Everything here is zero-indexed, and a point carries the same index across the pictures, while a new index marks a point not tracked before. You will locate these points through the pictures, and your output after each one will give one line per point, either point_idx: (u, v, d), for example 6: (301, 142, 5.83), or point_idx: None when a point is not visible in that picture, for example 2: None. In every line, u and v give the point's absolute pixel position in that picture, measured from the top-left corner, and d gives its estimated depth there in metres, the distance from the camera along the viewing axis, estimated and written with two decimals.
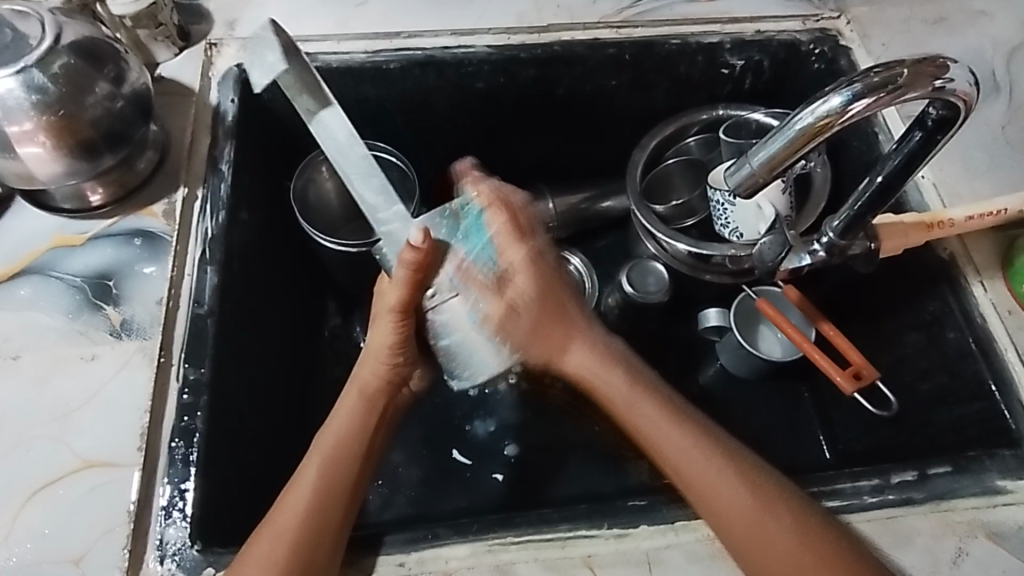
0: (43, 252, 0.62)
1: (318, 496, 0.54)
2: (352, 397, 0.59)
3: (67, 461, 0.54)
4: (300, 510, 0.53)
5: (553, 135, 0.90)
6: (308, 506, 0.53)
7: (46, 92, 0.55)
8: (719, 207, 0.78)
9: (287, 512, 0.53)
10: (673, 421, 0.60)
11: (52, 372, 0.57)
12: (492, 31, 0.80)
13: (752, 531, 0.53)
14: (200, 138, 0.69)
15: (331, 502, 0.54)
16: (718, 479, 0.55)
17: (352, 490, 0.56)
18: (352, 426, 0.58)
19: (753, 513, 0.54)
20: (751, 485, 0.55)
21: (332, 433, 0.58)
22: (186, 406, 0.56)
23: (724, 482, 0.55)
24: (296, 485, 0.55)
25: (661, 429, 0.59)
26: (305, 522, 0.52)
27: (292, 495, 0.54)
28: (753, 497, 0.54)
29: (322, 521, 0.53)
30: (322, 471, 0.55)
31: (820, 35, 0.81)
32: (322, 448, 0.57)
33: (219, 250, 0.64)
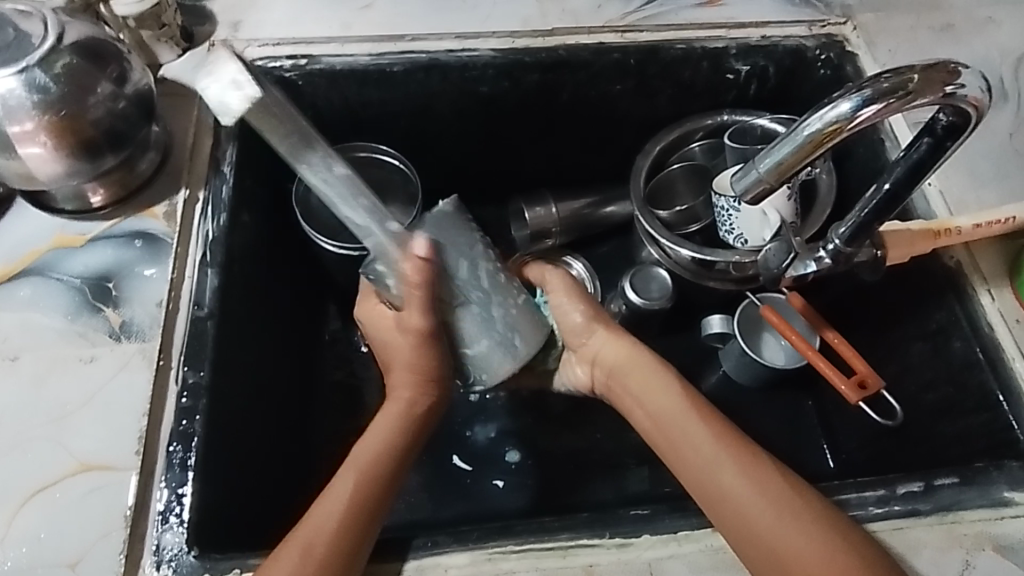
0: (43, 252, 0.62)
1: (347, 510, 0.52)
2: (392, 407, 0.60)
3: (65, 464, 0.53)
4: (331, 523, 0.51)
5: (557, 139, 0.90)
6: (337, 521, 0.51)
7: (48, 91, 0.55)
8: (723, 213, 0.78)
9: (310, 532, 0.51)
10: (737, 453, 0.55)
11: (51, 374, 0.57)
12: (497, 35, 0.79)
13: (780, 556, 0.50)
14: (202, 140, 0.69)
15: (357, 516, 0.52)
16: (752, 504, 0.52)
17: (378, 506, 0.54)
18: (387, 438, 0.58)
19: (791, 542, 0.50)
20: (823, 526, 0.51)
21: (366, 446, 0.57)
22: (185, 410, 0.56)
23: (763, 511, 0.52)
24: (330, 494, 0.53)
25: (723, 468, 0.54)
26: (325, 539, 0.50)
27: (315, 518, 0.52)
28: (796, 524, 0.51)
29: (355, 531, 0.52)
30: (356, 481, 0.54)
31: (826, 42, 0.81)
32: (356, 459, 0.56)
33: (219, 252, 0.64)
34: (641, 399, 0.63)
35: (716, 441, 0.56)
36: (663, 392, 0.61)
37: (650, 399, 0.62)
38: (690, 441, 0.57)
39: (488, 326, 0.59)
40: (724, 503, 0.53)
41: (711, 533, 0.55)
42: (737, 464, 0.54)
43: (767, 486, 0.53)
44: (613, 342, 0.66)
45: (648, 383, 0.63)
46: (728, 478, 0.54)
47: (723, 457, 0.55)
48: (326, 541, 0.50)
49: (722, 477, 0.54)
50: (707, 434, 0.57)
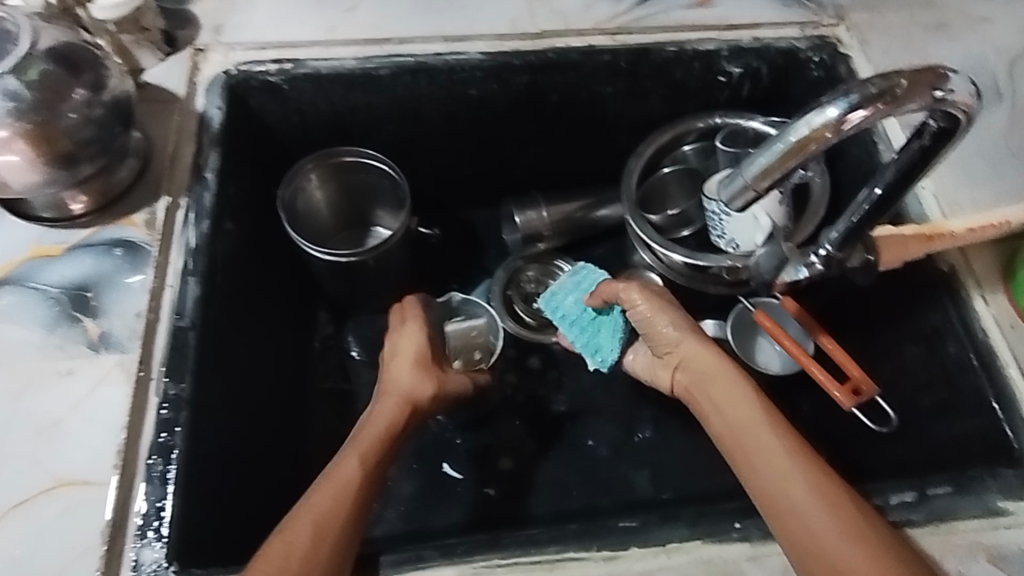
0: (20, 263, 0.61)
1: (344, 492, 0.53)
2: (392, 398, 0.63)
3: (41, 480, 0.52)
4: (329, 511, 0.51)
5: (547, 142, 0.89)
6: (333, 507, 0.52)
7: (22, 99, 0.54)
8: (714, 217, 0.76)
9: (318, 514, 0.51)
10: (823, 490, 0.51)
11: (29, 387, 0.55)
12: (484, 38, 0.78)
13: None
14: (184, 147, 0.68)
15: (350, 512, 0.52)
16: (824, 527, 0.50)
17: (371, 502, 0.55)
18: (390, 427, 0.60)
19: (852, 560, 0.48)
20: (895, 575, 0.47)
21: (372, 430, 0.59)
22: (165, 422, 0.55)
23: (832, 530, 0.49)
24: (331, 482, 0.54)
25: (799, 501, 0.51)
26: (324, 524, 0.51)
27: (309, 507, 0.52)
28: (858, 541, 0.48)
29: (355, 523, 0.52)
30: (362, 462, 0.56)
31: (818, 43, 0.80)
32: (363, 440, 0.58)
33: (202, 260, 0.63)
34: (716, 405, 0.60)
35: (790, 453, 0.54)
36: (743, 405, 0.58)
37: (721, 405, 0.59)
38: (759, 449, 0.55)
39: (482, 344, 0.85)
40: (789, 519, 0.51)
41: (701, 545, 0.54)
42: (811, 480, 0.52)
43: (844, 524, 0.49)
44: (686, 341, 0.65)
45: (727, 394, 0.59)
46: (794, 492, 0.51)
47: (792, 467, 0.53)
48: (334, 531, 0.51)
49: (798, 510, 0.51)
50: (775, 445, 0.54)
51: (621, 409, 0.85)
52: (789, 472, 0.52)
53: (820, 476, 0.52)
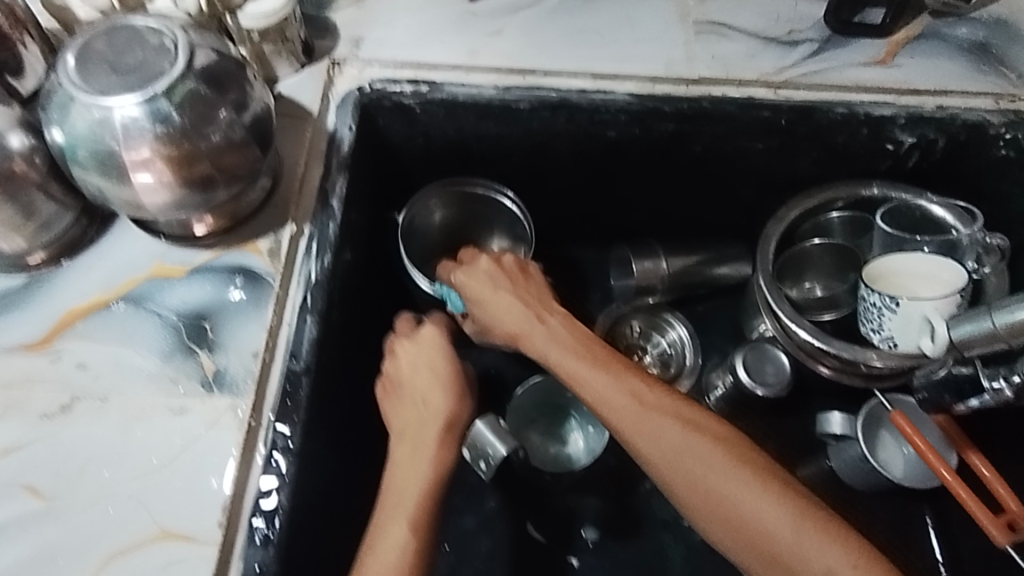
0: (142, 281, 0.58)
1: (395, 565, 0.50)
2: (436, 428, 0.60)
3: (144, 528, 0.49)
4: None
5: (678, 192, 0.82)
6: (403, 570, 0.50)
7: (170, 121, 0.51)
8: (873, 310, 0.67)
9: None
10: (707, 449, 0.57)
11: (139, 421, 0.53)
12: (636, 78, 0.72)
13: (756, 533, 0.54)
14: (312, 169, 0.65)
15: None
16: (752, 505, 0.55)
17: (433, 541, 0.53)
18: (428, 466, 0.57)
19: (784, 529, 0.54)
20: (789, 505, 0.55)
21: (407, 479, 0.56)
22: (273, 476, 0.51)
23: (748, 500, 0.55)
24: (385, 552, 0.51)
25: (693, 469, 0.57)
26: None
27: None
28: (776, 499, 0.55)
29: None
30: (410, 531, 0.52)
31: (1015, 119, 0.70)
32: (402, 500, 0.55)
33: (320, 297, 0.59)
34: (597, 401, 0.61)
35: (676, 426, 0.58)
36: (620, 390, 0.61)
37: (610, 405, 0.60)
38: (659, 444, 0.58)
39: (569, 445, 0.79)
40: (726, 512, 0.56)
41: None
42: (721, 457, 0.57)
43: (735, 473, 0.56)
44: (560, 341, 0.65)
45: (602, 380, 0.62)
46: (701, 476, 0.57)
47: (687, 444, 0.58)
48: None
49: (696, 480, 0.57)
50: (667, 433, 0.58)
51: None
52: (672, 449, 0.58)
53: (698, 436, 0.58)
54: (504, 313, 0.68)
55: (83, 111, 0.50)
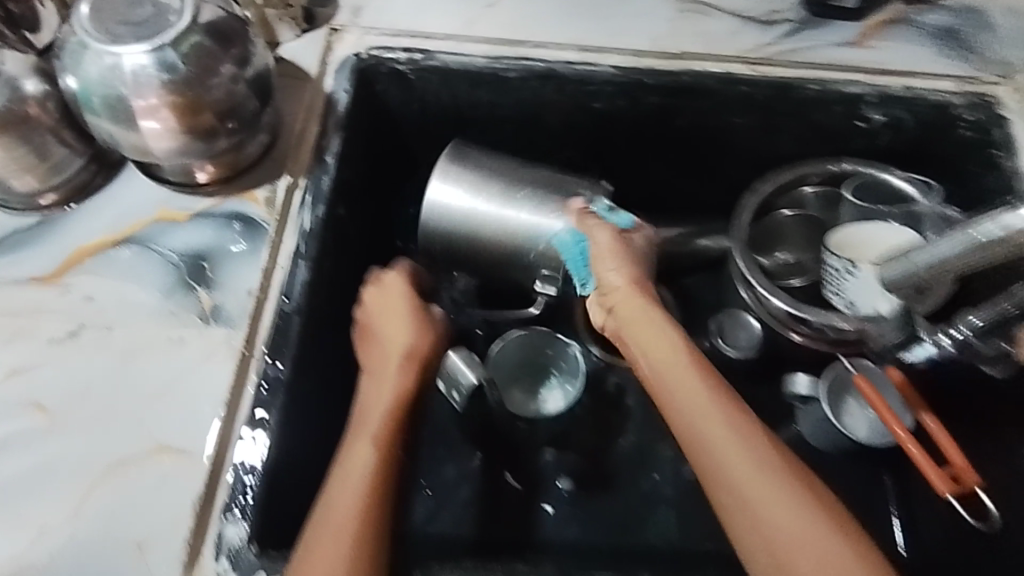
0: (147, 223, 0.62)
1: (360, 486, 0.53)
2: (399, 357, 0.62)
3: (143, 444, 0.53)
4: (349, 505, 0.52)
5: (662, 166, 0.85)
6: (360, 497, 0.52)
7: (176, 71, 0.55)
8: (834, 274, 0.72)
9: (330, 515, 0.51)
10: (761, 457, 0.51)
11: (141, 350, 0.57)
12: (621, 52, 0.75)
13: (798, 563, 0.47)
14: (310, 127, 0.69)
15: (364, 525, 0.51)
16: (799, 531, 0.48)
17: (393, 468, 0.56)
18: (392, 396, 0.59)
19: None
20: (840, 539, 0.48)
21: (374, 409, 0.59)
22: (264, 402, 0.56)
23: (818, 544, 0.48)
24: (346, 476, 0.54)
25: (739, 472, 0.51)
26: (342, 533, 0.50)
27: (335, 512, 0.52)
28: (850, 556, 0.47)
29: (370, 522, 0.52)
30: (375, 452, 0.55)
31: (976, 101, 0.74)
32: (368, 426, 0.57)
33: (314, 245, 0.63)
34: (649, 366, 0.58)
35: (729, 423, 0.53)
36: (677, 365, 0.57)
37: (680, 400, 0.55)
38: (729, 451, 0.52)
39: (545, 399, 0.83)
40: (764, 526, 0.49)
41: None
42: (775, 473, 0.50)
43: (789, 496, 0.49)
44: (658, 334, 0.59)
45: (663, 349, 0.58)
46: (750, 486, 0.50)
47: (763, 471, 0.51)
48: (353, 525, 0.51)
49: (741, 487, 0.50)
50: (743, 445, 0.52)
51: None
52: (720, 443, 0.52)
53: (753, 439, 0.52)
54: (618, 277, 0.63)
55: (95, 59, 0.54)
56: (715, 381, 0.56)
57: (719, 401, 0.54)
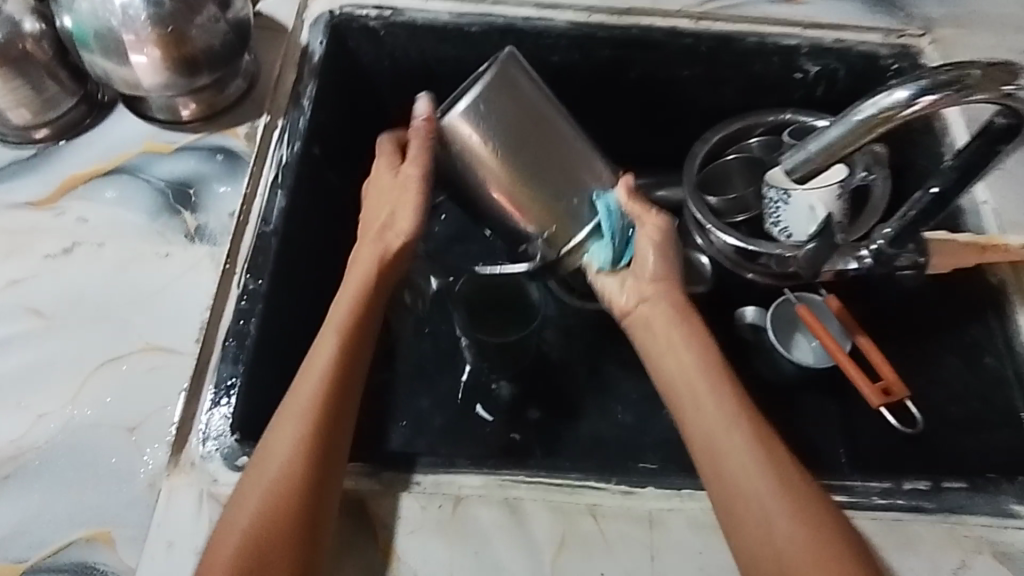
0: (135, 155, 0.68)
1: (313, 393, 0.55)
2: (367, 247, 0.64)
3: (133, 342, 0.59)
4: (305, 407, 0.54)
5: (619, 120, 0.91)
6: (318, 387, 0.55)
7: (162, 6, 0.60)
8: (771, 205, 0.77)
9: (288, 418, 0.54)
10: (760, 449, 0.54)
11: (130, 263, 0.62)
12: (574, 8, 0.82)
13: (770, 538, 0.50)
14: (287, 74, 0.74)
15: (324, 429, 0.53)
16: (776, 513, 0.51)
17: (354, 361, 0.58)
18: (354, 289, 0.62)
19: (790, 547, 0.49)
20: (815, 528, 0.50)
21: (335, 313, 0.61)
22: (243, 311, 0.60)
23: (771, 510, 0.51)
24: (301, 381, 0.56)
25: (733, 456, 0.54)
26: (296, 438, 0.52)
27: (295, 400, 0.55)
28: (798, 522, 0.50)
29: (323, 424, 0.53)
30: (328, 360, 0.57)
31: (900, 51, 0.81)
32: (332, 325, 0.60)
33: (290, 176, 0.68)
34: (666, 364, 0.61)
35: (735, 417, 0.55)
36: (693, 361, 0.60)
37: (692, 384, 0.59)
38: (716, 432, 0.55)
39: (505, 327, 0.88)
40: (739, 493, 0.52)
41: None
42: (763, 463, 0.53)
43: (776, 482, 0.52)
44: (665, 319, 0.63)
45: (681, 344, 0.61)
46: (739, 468, 0.53)
47: (741, 445, 0.54)
48: (307, 424, 0.53)
49: (730, 464, 0.53)
50: (726, 425, 0.55)
51: None
52: (723, 434, 0.55)
53: (757, 434, 0.54)
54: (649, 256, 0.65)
55: None
56: (724, 369, 0.59)
57: (731, 397, 0.57)
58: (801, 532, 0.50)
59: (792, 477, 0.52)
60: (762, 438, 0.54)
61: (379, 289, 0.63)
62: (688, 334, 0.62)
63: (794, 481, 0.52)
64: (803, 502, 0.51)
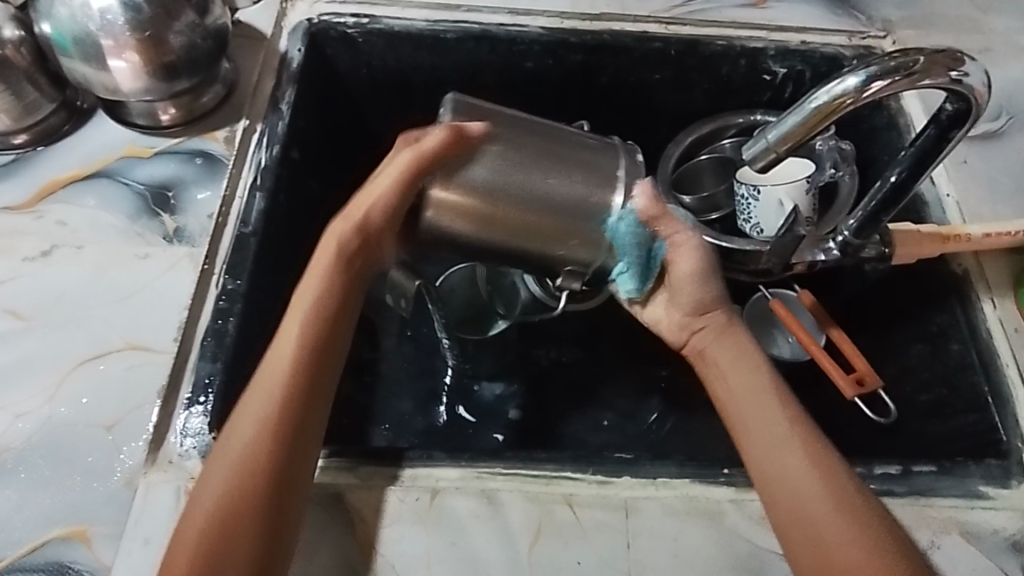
0: (115, 160, 0.69)
1: (292, 381, 0.53)
2: (325, 250, 0.58)
3: (111, 342, 0.59)
4: (278, 401, 0.52)
5: (593, 125, 0.93)
6: (284, 380, 0.53)
7: (139, 11, 0.62)
8: (743, 201, 0.80)
9: (261, 400, 0.53)
10: (822, 473, 0.53)
11: (108, 264, 0.63)
12: (546, 15, 0.84)
13: (832, 564, 0.49)
14: (265, 80, 0.76)
15: (301, 428, 0.52)
16: (840, 539, 0.50)
17: (323, 355, 0.55)
18: (327, 280, 0.58)
19: (824, 517, 0.51)
20: (882, 555, 0.49)
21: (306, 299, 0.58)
22: (222, 310, 0.61)
23: (804, 483, 0.52)
24: (271, 369, 0.54)
25: (795, 483, 0.53)
26: (272, 429, 0.51)
27: (260, 389, 0.53)
28: (833, 499, 0.51)
29: (300, 429, 0.52)
30: (300, 347, 0.55)
31: (863, 52, 0.84)
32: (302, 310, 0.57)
33: (268, 178, 0.69)
34: (726, 384, 0.60)
35: (797, 442, 0.55)
36: (754, 383, 0.59)
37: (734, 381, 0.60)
38: (765, 435, 0.56)
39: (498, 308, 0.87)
40: (803, 519, 0.51)
41: (688, 483, 0.57)
42: (825, 488, 0.52)
43: (837, 507, 0.51)
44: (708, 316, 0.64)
45: (739, 366, 0.61)
46: (802, 492, 0.52)
47: (805, 471, 0.53)
48: (282, 421, 0.52)
49: (794, 489, 0.52)
50: (778, 429, 0.55)
51: (640, 386, 0.87)
52: (784, 457, 0.54)
53: (818, 459, 0.54)
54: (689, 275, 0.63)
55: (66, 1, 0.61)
56: (765, 364, 0.60)
57: (791, 421, 0.56)
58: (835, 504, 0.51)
59: (856, 502, 0.51)
60: (822, 463, 0.53)
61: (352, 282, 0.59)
62: (750, 360, 0.61)
63: (859, 508, 0.51)
64: (869, 530, 0.50)
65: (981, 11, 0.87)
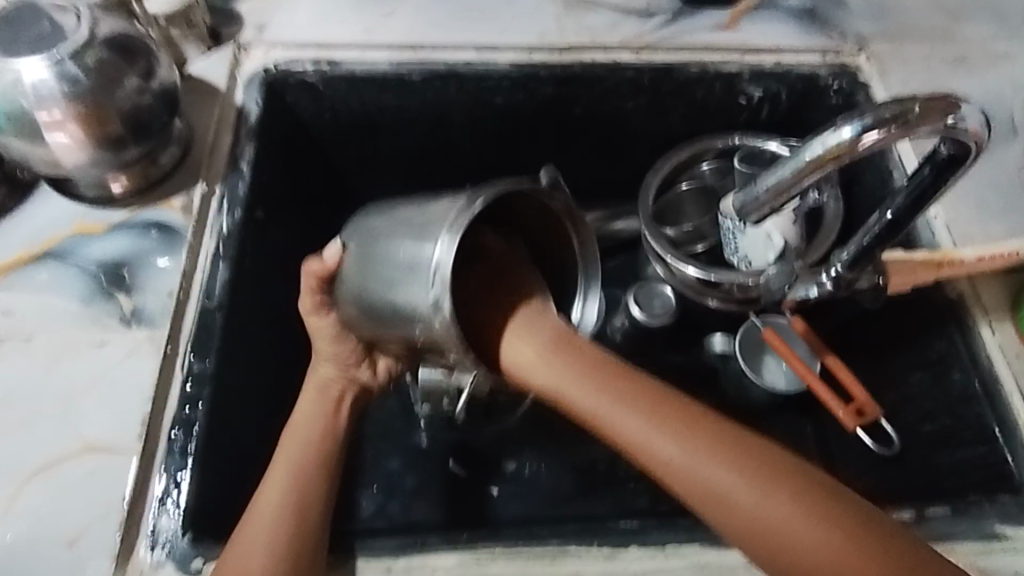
0: (63, 238, 0.64)
1: (290, 496, 0.55)
2: (312, 392, 0.64)
3: (69, 444, 0.55)
4: (271, 519, 0.53)
5: (569, 156, 0.89)
6: (281, 495, 0.55)
7: (78, 84, 0.57)
8: (729, 234, 0.79)
9: (253, 518, 0.53)
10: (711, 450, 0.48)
11: (61, 355, 0.58)
12: (514, 49, 0.81)
13: (785, 545, 0.45)
14: (222, 137, 0.71)
15: (295, 529, 0.53)
16: (772, 515, 0.46)
17: (323, 461, 0.59)
18: (315, 416, 0.62)
19: (771, 515, 0.46)
20: (811, 510, 0.46)
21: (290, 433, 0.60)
22: (190, 397, 0.57)
23: (714, 473, 0.48)
24: (264, 492, 0.55)
25: (696, 475, 0.48)
26: (269, 540, 0.51)
27: (253, 516, 0.53)
28: (743, 478, 0.47)
29: (300, 534, 0.53)
30: (294, 471, 0.57)
31: (839, 70, 0.82)
32: (290, 445, 0.59)
33: (232, 245, 0.65)
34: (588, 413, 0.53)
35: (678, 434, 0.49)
36: (612, 401, 0.52)
37: (604, 411, 0.52)
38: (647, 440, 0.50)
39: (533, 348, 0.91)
40: (731, 513, 0.47)
41: (698, 549, 0.55)
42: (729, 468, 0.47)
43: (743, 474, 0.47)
44: (547, 366, 0.56)
45: (588, 386, 0.53)
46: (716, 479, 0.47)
47: (706, 462, 0.48)
48: (271, 527, 0.52)
49: (708, 484, 0.48)
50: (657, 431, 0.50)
51: None
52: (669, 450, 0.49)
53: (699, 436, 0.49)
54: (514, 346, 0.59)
55: None
56: (610, 374, 0.54)
57: (654, 419, 0.50)
58: (768, 492, 0.46)
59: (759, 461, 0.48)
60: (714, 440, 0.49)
61: (343, 420, 0.63)
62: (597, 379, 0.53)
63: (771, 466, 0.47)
64: (785, 490, 0.46)
65: (954, 21, 0.86)
